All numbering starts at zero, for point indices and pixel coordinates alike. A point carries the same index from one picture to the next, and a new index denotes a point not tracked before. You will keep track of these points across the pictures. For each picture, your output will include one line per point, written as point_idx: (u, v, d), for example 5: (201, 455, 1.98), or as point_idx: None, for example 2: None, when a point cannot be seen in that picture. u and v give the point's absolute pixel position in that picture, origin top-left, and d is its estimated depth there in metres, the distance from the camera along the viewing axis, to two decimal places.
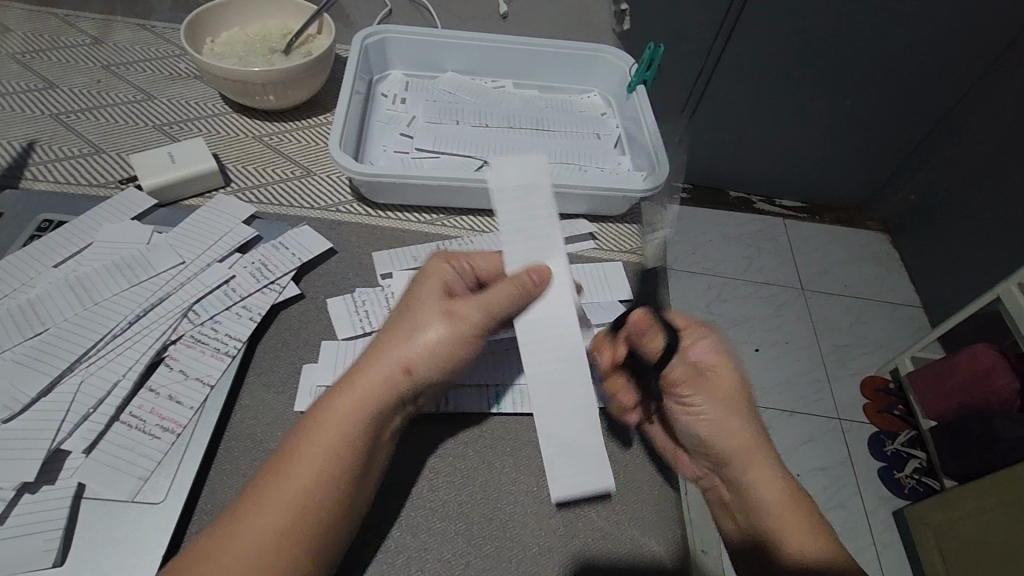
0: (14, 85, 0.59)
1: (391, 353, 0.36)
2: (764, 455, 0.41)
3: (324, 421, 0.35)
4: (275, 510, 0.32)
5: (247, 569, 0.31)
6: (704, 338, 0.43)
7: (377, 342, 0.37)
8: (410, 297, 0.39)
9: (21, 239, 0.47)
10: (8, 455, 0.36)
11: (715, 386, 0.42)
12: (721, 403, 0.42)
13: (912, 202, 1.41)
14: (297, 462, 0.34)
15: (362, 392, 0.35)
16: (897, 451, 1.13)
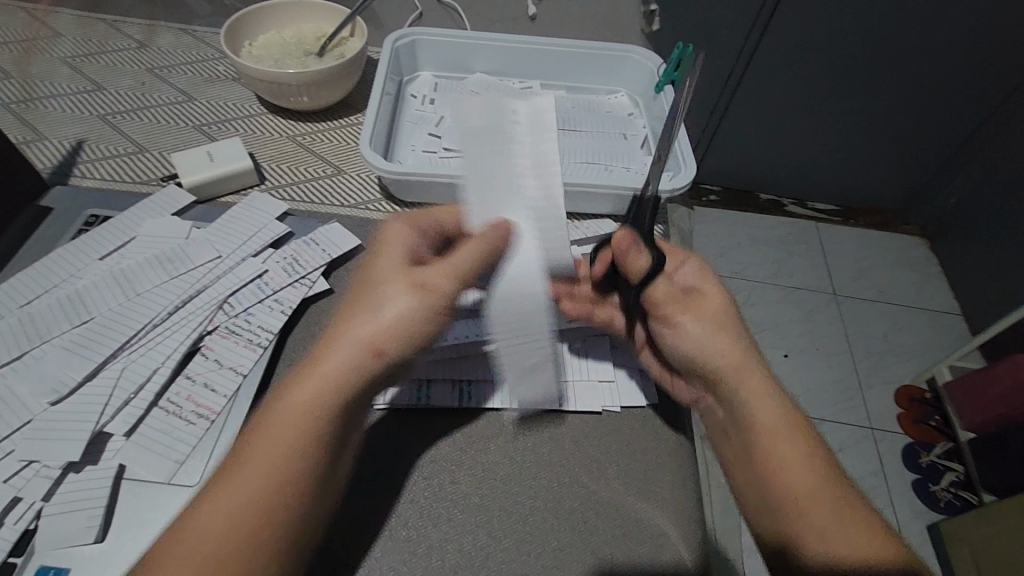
0: (65, 88, 0.62)
1: (354, 325, 0.36)
2: (756, 372, 0.41)
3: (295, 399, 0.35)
4: (247, 483, 0.33)
5: (223, 547, 0.31)
6: (687, 263, 0.45)
7: (342, 313, 0.37)
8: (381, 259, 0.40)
9: (69, 232, 0.49)
10: (56, 436, 0.38)
11: (700, 306, 0.43)
12: (713, 324, 0.42)
13: (952, 206, 1.37)
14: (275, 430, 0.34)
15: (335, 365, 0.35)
16: (933, 463, 1.09)
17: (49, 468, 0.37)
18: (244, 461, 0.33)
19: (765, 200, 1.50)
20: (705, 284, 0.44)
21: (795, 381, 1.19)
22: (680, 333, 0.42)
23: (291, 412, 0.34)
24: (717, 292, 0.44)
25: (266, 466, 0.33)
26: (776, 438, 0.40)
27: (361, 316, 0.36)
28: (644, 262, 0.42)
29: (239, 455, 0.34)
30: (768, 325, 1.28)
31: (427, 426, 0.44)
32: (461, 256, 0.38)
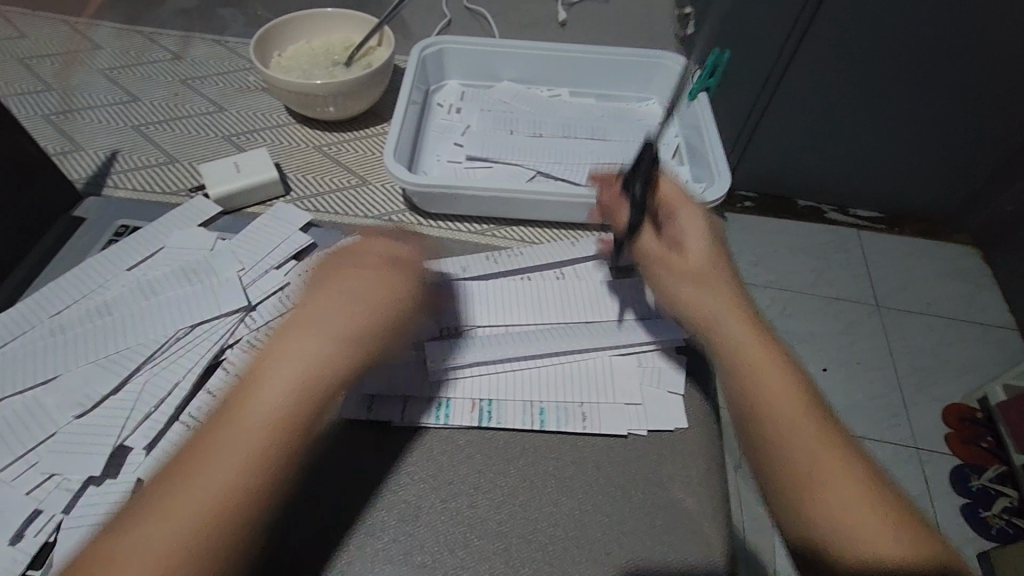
0: (101, 99, 0.63)
1: (290, 352, 0.33)
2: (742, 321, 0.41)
3: (251, 408, 0.31)
4: (184, 496, 0.28)
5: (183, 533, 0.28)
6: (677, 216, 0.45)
7: (290, 326, 0.34)
8: (377, 258, 0.38)
9: (100, 243, 0.50)
10: (78, 449, 0.38)
11: (681, 262, 0.43)
12: (691, 279, 0.42)
13: (1009, 214, 1.29)
14: (234, 438, 0.30)
15: (299, 371, 0.32)
16: (985, 487, 1.03)
17: (70, 481, 0.37)
18: (184, 472, 0.29)
19: (805, 207, 1.44)
20: (691, 240, 0.44)
21: (835, 397, 1.14)
22: (715, 330, 0.41)
23: (245, 437, 0.30)
24: (705, 254, 0.43)
25: (223, 478, 0.29)
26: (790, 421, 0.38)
27: (303, 343, 0.33)
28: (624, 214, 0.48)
29: (190, 460, 0.29)
30: (806, 337, 1.23)
31: (446, 445, 0.43)
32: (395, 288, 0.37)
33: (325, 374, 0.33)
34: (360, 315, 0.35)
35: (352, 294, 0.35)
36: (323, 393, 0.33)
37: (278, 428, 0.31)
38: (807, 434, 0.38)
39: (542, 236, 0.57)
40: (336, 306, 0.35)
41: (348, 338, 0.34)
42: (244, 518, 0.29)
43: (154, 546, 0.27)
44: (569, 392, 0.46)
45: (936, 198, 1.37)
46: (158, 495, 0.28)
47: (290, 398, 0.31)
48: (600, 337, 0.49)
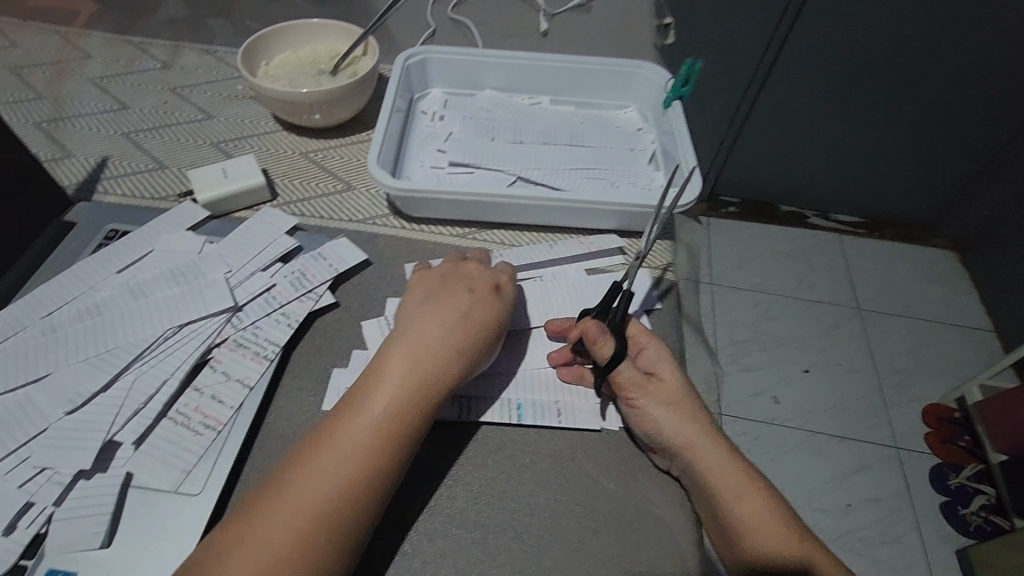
0: (92, 107, 0.65)
1: (395, 371, 0.40)
2: (706, 440, 0.44)
3: (342, 435, 0.37)
4: (288, 510, 0.34)
5: (302, 527, 0.34)
6: (647, 346, 0.47)
7: (399, 348, 0.42)
8: (449, 301, 0.45)
9: (90, 246, 0.51)
10: (69, 443, 0.39)
11: (662, 389, 0.45)
12: (672, 405, 0.45)
13: (983, 218, 1.33)
14: (329, 460, 0.36)
15: (382, 404, 0.39)
16: (962, 485, 1.06)
17: (61, 474, 0.38)
18: (287, 490, 0.35)
19: (786, 212, 1.48)
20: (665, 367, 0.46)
21: (816, 398, 1.17)
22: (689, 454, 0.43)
23: (335, 468, 0.36)
24: (678, 378, 0.46)
25: (319, 496, 0.35)
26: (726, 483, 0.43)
27: (402, 365, 0.40)
28: (608, 347, 0.45)
29: (291, 479, 0.36)
30: (788, 339, 1.26)
31: (426, 439, 0.45)
32: (479, 317, 0.44)
33: (401, 407, 0.39)
34: (451, 342, 0.42)
35: (423, 338, 0.42)
36: (403, 425, 0.38)
37: (366, 455, 0.37)
38: (728, 475, 0.43)
39: (521, 239, 0.59)
40: (407, 349, 0.41)
41: (420, 375, 0.40)
42: (354, 514, 0.35)
43: (263, 549, 0.33)
44: (546, 390, 0.48)
45: (913, 203, 1.41)
46: (264, 506, 0.35)
47: (375, 428, 0.38)
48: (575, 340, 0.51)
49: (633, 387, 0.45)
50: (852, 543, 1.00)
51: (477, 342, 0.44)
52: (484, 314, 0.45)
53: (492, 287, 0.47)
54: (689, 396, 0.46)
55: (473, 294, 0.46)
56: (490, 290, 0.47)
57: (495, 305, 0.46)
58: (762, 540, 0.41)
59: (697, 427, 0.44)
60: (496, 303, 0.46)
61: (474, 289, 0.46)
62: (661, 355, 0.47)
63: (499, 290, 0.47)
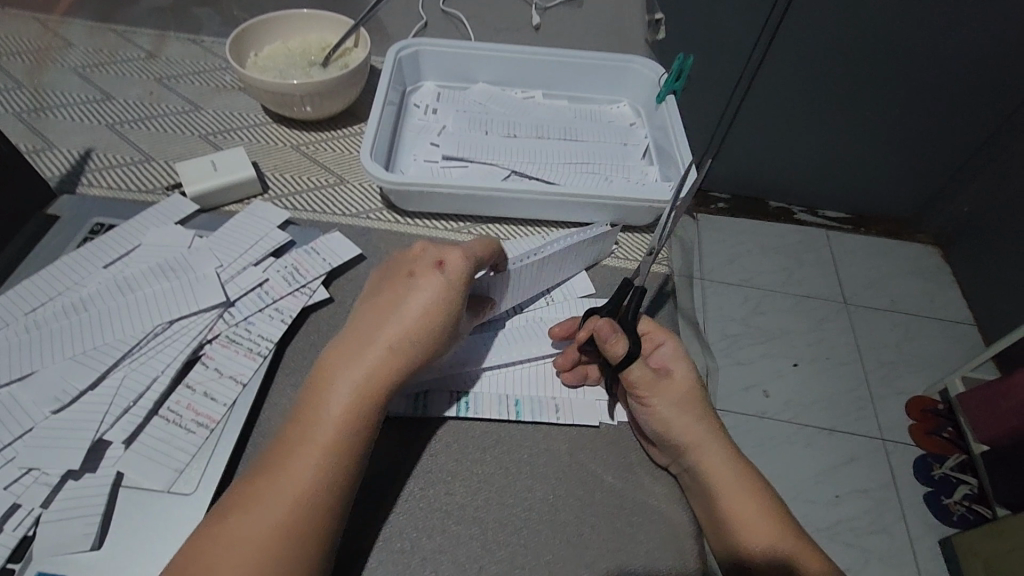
0: (75, 97, 0.63)
1: (340, 376, 0.38)
2: (712, 441, 0.44)
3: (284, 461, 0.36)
4: (234, 543, 0.33)
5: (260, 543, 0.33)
6: (663, 344, 0.47)
7: (344, 349, 0.39)
8: (390, 298, 0.41)
9: (75, 240, 0.50)
10: (56, 443, 0.38)
11: (671, 388, 0.45)
12: (680, 404, 0.44)
13: (966, 214, 1.34)
14: (273, 488, 0.35)
15: (324, 421, 0.37)
16: (946, 476, 1.07)
17: (48, 475, 0.37)
18: (231, 523, 0.33)
19: (775, 208, 1.49)
20: (677, 366, 0.46)
21: (804, 391, 1.18)
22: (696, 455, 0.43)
23: (288, 480, 0.35)
24: (688, 376, 0.46)
25: (263, 528, 0.33)
26: (730, 486, 0.43)
27: (346, 369, 0.38)
28: (621, 348, 0.44)
29: (236, 513, 0.34)
30: (776, 333, 1.27)
31: (423, 434, 0.45)
32: (416, 302, 0.40)
33: (341, 427, 0.37)
34: (387, 339, 0.39)
35: (359, 345, 0.39)
36: (342, 444, 0.37)
37: (306, 481, 0.35)
38: (732, 478, 0.43)
39: (517, 233, 0.58)
40: (344, 360, 0.39)
41: (356, 387, 0.38)
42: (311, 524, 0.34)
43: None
44: (544, 388, 0.48)
45: (899, 198, 1.42)
46: (211, 540, 0.33)
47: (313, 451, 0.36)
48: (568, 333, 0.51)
49: (647, 388, 0.44)
50: (841, 534, 1.01)
51: (420, 338, 0.40)
52: (422, 298, 0.41)
53: (433, 265, 0.42)
54: (698, 396, 0.46)
55: (414, 282, 0.41)
56: (435, 272, 0.42)
57: (438, 288, 0.41)
58: (762, 545, 0.41)
59: (702, 424, 0.44)
60: (443, 285, 0.41)
61: (415, 276, 0.42)
62: (674, 355, 0.46)
63: (445, 267, 0.42)
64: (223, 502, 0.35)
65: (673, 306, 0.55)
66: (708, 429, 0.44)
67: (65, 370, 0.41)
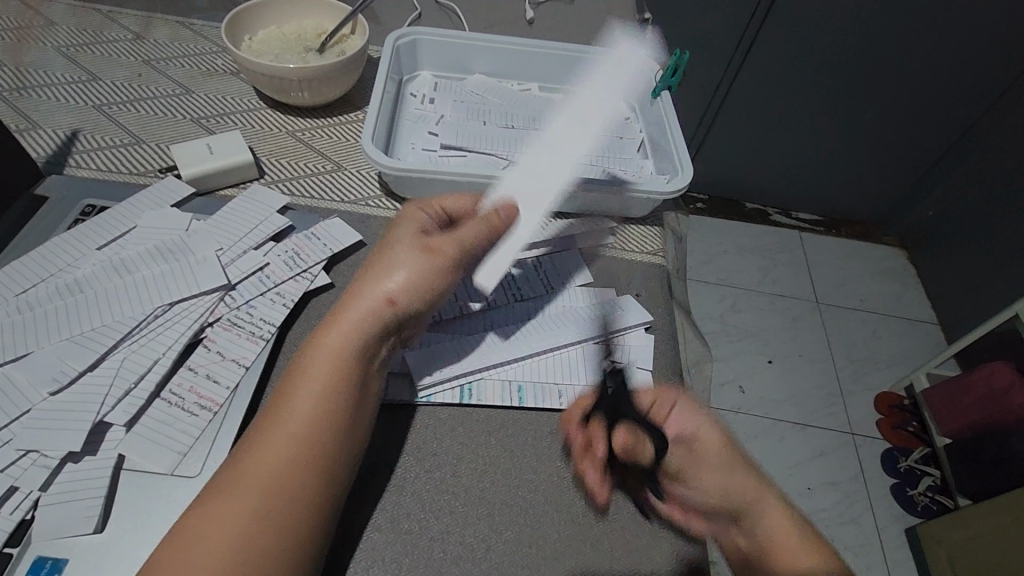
0: (58, 77, 0.61)
1: (358, 304, 0.38)
2: (759, 489, 0.44)
3: (283, 417, 0.35)
4: (236, 501, 0.32)
5: (272, 480, 0.32)
6: (675, 406, 0.45)
7: (357, 280, 0.40)
8: (381, 259, 0.41)
9: (66, 222, 0.49)
10: (56, 425, 0.37)
11: (705, 450, 0.44)
12: (717, 462, 0.44)
13: (930, 218, 1.40)
14: (271, 446, 0.34)
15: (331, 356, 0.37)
16: (911, 468, 1.12)
17: (47, 457, 0.36)
18: (233, 480, 0.33)
19: (751, 209, 1.53)
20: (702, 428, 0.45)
21: (779, 387, 1.22)
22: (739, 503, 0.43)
23: (298, 416, 0.35)
24: (713, 430, 0.45)
25: (274, 467, 0.33)
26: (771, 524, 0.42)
27: (364, 295, 0.39)
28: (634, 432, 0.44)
29: (234, 475, 0.33)
30: (753, 331, 1.30)
31: (427, 419, 0.45)
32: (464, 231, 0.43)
33: (347, 363, 0.37)
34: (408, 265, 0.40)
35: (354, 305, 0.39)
36: (347, 391, 0.36)
37: (308, 440, 0.34)
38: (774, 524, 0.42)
39: None
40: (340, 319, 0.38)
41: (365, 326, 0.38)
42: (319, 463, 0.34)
43: (214, 543, 0.30)
44: (548, 374, 0.48)
45: (868, 202, 1.48)
46: (210, 500, 0.32)
47: (314, 407, 0.35)
48: (560, 325, 0.51)
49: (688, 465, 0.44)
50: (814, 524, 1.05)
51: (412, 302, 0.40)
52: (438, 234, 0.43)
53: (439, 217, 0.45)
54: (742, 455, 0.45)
55: (405, 244, 0.42)
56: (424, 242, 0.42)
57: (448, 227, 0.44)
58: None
59: (751, 479, 0.44)
60: (436, 251, 0.41)
61: (405, 237, 0.42)
62: (695, 420, 0.45)
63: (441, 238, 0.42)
64: (233, 454, 0.34)
65: (669, 298, 0.57)
66: (748, 484, 0.43)
67: (63, 352, 0.40)
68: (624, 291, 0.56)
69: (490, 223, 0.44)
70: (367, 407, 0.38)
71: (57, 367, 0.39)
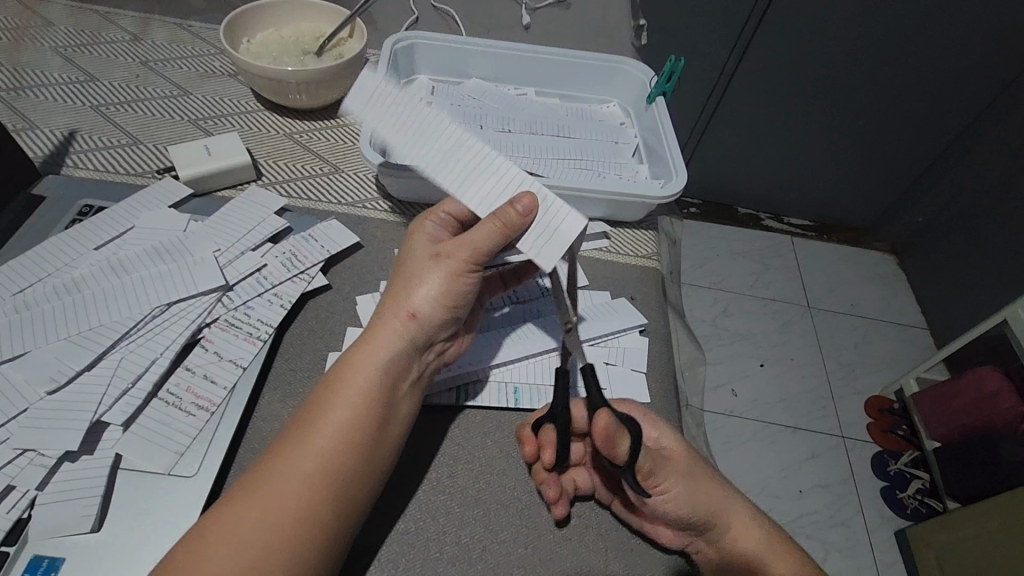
0: (55, 77, 0.61)
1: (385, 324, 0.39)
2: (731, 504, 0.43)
3: (310, 436, 0.35)
4: (271, 506, 0.32)
5: (294, 498, 0.33)
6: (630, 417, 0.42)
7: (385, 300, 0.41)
8: (407, 272, 0.41)
9: (63, 222, 0.49)
10: (53, 425, 0.37)
11: (672, 465, 0.41)
12: (685, 477, 0.41)
13: (920, 225, 1.42)
14: (305, 454, 0.34)
15: (362, 379, 0.37)
16: (901, 471, 1.13)
17: (44, 457, 0.36)
18: (268, 484, 0.33)
19: (744, 214, 1.54)
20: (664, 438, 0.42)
21: (770, 390, 1.23)
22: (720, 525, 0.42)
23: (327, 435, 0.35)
24: (677, 438, 0.42)
25: (299, 483, 0.33)
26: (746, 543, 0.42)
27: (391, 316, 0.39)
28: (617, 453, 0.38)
29: (254, 487, 0.33)
30: (745, 335, 1.31)
31: (423, 419, 0.45)
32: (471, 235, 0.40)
33: (377, 386, 0.37)
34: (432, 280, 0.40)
35: (387, 320, 0.39)
36: (373, 413, 0.37)
37: (334, 460, 0.35)
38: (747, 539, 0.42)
39: None
40: (375, 333, 0.39)
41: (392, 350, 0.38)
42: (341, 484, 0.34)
43: (248, 547, 0.31)
44: (544, 376, 0.49)
45: (859, 208, 1.49)
46: (231, 507, 0.33)
47: (349, 419, 0.36)
48: (556, 328, 0.51)
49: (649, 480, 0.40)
50: (805, 527, 1.05)
51: (434, 311, 0.40)
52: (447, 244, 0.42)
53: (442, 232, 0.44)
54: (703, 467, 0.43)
55: (425, 254, 0.42)
56: (438, 250, 0.41)
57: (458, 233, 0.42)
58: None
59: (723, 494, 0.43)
60: (449, 258, 0.41)
61: (427, 248, 0.42)
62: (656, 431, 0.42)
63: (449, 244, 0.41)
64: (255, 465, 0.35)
65: (663, 301, 0.58)
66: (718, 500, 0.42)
67: (61, 352, 0.40)
68: (618, 295, 0.57)
69: (500, 217, 0.39)
70: (399, 421, 0.39)
71: (55, 367, 0.39)
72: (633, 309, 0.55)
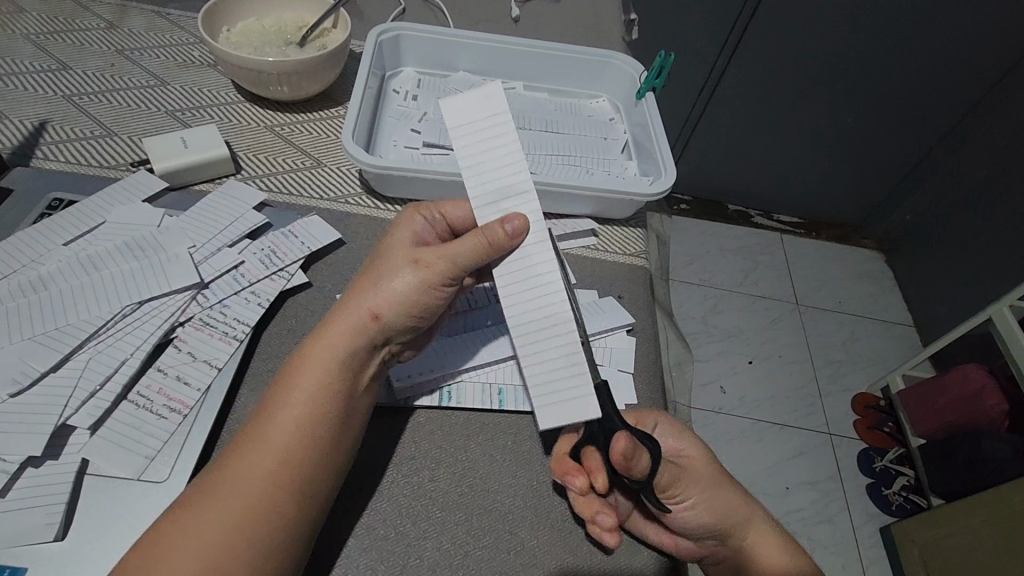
0: (27, 65, 0.59)
1: (349, 306, 0.37)
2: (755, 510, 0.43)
3: (271, 419, 0.34)
4: (232, 503, 0.31)
5: (253, 482, 0.32)
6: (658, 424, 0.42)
7: (350, 292, 0.38)
8: (380, 266, 0.39)
9: (31, 216, 0.47)
10: (16, 428, 0.35)
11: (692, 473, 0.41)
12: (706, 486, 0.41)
13: (908, 222, 1.42)
14: (264, 446, 0.33)
15: (318, 370, 0.35)
16: (886, 468, 1.14)
17: (5, 463, 0.35)
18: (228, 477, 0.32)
19: (734, 210, 1.53)
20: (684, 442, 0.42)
21: (759, 387, 1.23)
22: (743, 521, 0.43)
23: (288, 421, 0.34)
24: (695, 443, 0.42)
25: (262, 469, 0.33)
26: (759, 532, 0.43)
27: (357, 296, 0.37)
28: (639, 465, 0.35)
29: (218, 473, 0.33)
30: (734, 332, 1.31)
31: (405, 422, 0.44)
32: (455, 245, 0.37)
33: (330, 378, 0.36)
34: (398, 279, 0.37)
35: (350, 322, 0.36)
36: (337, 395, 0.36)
37: (296, 444, 0.34)
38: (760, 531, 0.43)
39: None
40: (336, 336, 0.36)
41: (346, 340, 0.36)
42: (302, 468, 0.34)
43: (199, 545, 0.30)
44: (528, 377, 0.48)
45: (849, 206, 1.50)
46: (196, 494, 0.32)
47: (310, 413, 0.35)
48: None
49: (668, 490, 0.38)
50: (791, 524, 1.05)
51: (399, 317, 0.38)
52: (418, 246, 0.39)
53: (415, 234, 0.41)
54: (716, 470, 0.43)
55: (398, 252, 0.39)
56: (416, 254, 0.38)
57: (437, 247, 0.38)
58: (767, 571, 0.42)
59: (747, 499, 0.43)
60: (423, 263, 0.38)
61: (401, 244, 0.40)
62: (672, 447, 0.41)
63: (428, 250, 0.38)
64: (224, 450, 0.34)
65: (650, 299, 0.57)
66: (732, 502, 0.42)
67: (24, 353, 0.38)
68: (606, 294, 0.56)
69: (484, 236, 0.35)
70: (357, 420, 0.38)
71: (15, 367, 0.38)
72: (621, 308, 0.54)
